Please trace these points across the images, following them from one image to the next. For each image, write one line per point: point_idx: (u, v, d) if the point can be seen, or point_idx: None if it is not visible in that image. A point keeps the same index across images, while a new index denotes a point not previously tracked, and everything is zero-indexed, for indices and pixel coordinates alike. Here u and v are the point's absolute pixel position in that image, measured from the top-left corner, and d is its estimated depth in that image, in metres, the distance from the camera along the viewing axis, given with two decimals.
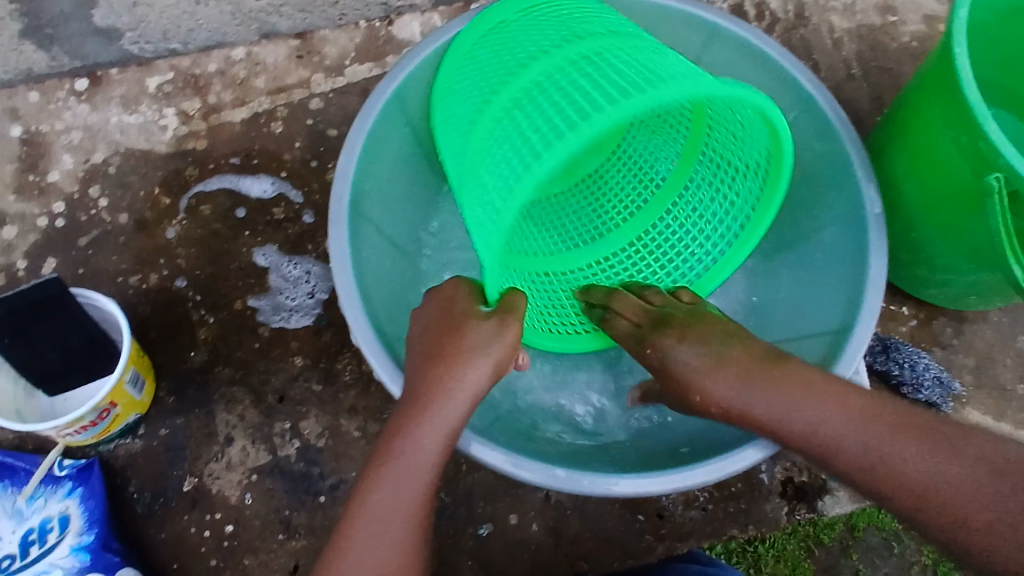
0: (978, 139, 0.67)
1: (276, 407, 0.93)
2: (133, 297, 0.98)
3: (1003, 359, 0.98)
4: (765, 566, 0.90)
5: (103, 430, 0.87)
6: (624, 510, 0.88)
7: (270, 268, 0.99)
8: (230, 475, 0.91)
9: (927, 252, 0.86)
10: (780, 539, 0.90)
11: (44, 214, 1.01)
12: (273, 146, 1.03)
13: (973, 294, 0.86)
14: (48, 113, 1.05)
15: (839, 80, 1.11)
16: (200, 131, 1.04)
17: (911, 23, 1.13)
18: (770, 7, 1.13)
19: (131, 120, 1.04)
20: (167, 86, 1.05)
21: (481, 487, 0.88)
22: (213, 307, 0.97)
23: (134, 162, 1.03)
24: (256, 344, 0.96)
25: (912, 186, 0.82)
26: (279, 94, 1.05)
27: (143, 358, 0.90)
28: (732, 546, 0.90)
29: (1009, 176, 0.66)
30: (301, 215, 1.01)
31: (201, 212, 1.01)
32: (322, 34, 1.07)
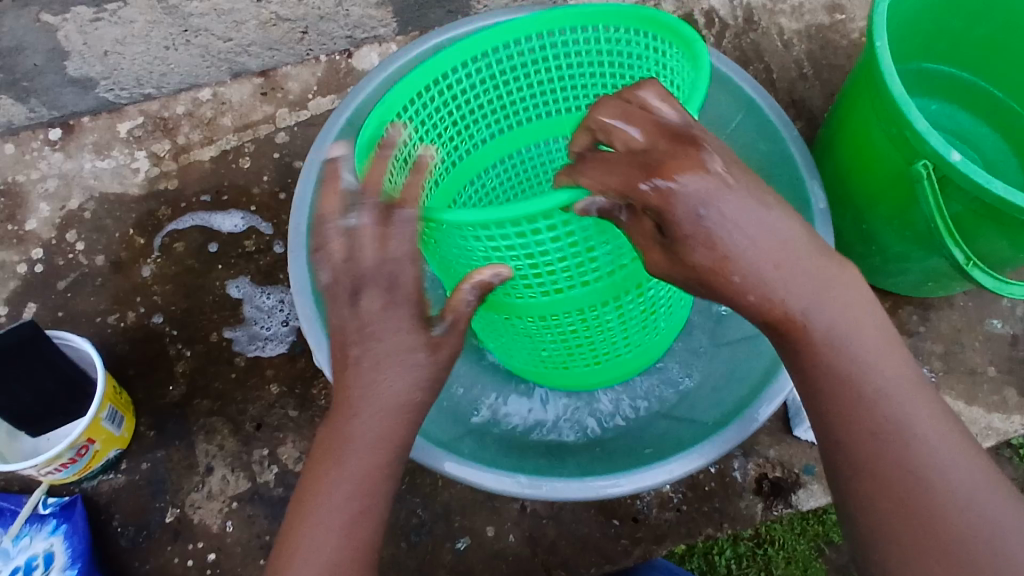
0: (904, 128, 0.70)
1: (254, 435, 0.95)
2: (111, 335, 1.00)
3: (971, 343, 0.99)
4: (779, 568, 0.93)
5: (83, 467, 0.89)
6: (599, 515, 0.89)
7: (243, 299, 1.01)
8: (211, 504, 0.93)
9: (877, 243, 0.88)
10: (790, 539, 0.93)
11: (23, 261, 1.04)
12: (242, 181, 1.06)
13: (929, 281, 0.88)
14: (24, 163, 1.09)
15: (791, 80, 1.13)
16: (171, 171, 1.07)
17: (859, 19, 1.16)
18: (719, 14, 1.16)
19: (105, 165, 1.08)
20: (137, 130, 1.10)
21: (457, 500, 0.89)
22: (189, 340, 0.99)
23: (108, 205, 1.06)
24: (232, 374, 0.98)
25: (854, 179, 0.84)
26: (245, 130, 1.09)
27: (121, 395, 0.92)
28: (742, 549, 0.94)
29: (937, 161, 0.68)
30: (272, 246, 1.03)
31: (175, 249, 1.03)
32: (286, 70, 1.11)
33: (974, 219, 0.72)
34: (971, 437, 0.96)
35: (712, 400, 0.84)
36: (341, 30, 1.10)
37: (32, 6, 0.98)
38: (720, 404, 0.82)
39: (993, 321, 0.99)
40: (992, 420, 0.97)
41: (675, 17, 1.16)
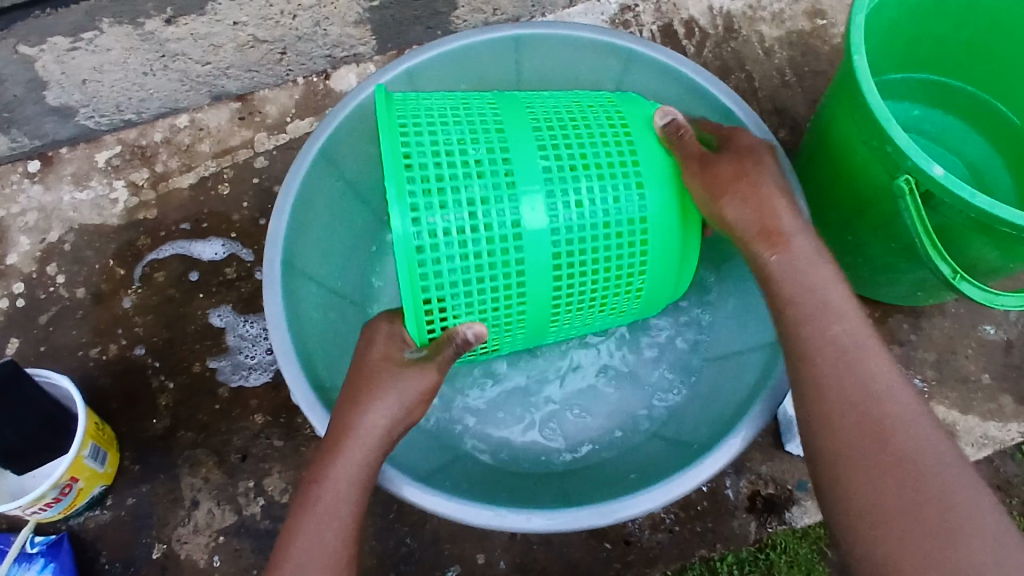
0: (885, 143, 0.69)
1: (239, 466, 0.94)
2: (94, 369, 0.99)
3: (964, 350, 0.97)
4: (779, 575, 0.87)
5: (68, 505, 0.88)
6: (590, 539, 0.87)
7: (226, 328, 1.00)
8: (197, 539, 0.92)
9: (864, 254, 0.86)
10: (791, 543, 0.87)
11: (4, 296, 1.03)
12: (221, 209, 1.05)
13: (919, 291, 0.86)
14: (3, 197, 1.08)
15: (773, 88, 1.12)
16: (150, 200, 1.06)
17: (841, 23, 1.14)
18: (699, 23, 1.15)
19: (83, 196, 1.07)
20: (115, 160, 1.09)
21: (444, 528, 0.88)
22: (172, 372, 0.98)
23: (88, 237, 1.05)
24: (216, 406, 0.97)
25: (837, 192, 0.83)
26: (224, 157, 1.08)
27: (103, 430, 0.92)
28: (744, 555, 0.87)
29: (919, 176, 0.67)
30: (253, 273, 1.02)
31: (155, 279, 1.02)
32: (263, 94, 1.11)
33: (960, 232, 0.71)
34: (967, 446, 0.94)
35: (700, 421, 0.83)
36: (318, 50, 1.09)
37: (9, 39, 0.89)
38: (706, 426, 0.81)
39: (985, 327, 0.97)
40: (987, 429, 0.95)
41: (654, 26, 1.15)
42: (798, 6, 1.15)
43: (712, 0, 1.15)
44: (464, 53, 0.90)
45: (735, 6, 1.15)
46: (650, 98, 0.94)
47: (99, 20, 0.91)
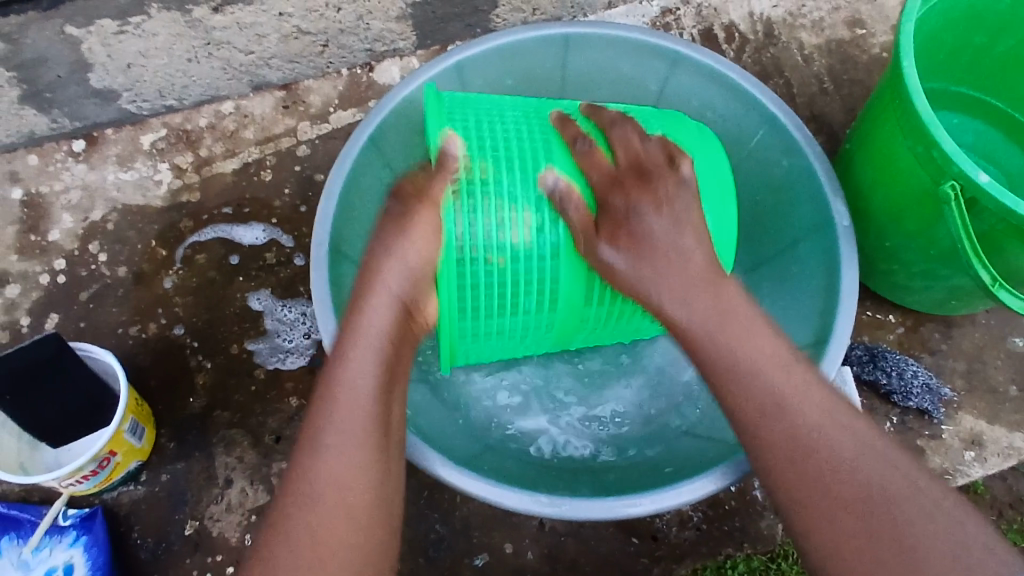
0: (931, 148, 0.69)
1: (273, 447, 0.95)
2: (133, 346, 1.01)
3: (994, 361, 0.98)
4: None
5: (104, 478, 0.89)
6: (619, 533, 0.88)
7: (264, 312, 1.01)
8: (229, 517, 0.93)
9: (901, 260, 0.87)
10: None
11: (46, 271, 1.05)
12: (263, 194, 1.07)
13: (953, 298, 0.87)
14: (48, 175, 1.10)
15: (811, 96, 1.13)
16: (193, 183, 1.08)
17: (879, 35, 1.16)
18: (739, 29, 1.16)
19: (127, 177, 1.09)
20: (159, 143, 1.11)
21: (475, 516, 0.89)
22: (210, 352, 1.00)
23: (131, 217, 1.07)
24: (252, 387, 0.98)
25: (877, 197, 0.84)
26: (267, 143, 1.10)
27: (142, 407, 0.93)
28: (756, 563, 0.87)
29: (965, 183, 0.68)
30: (292, 258, 1.04)
31: (196, 261, 1.04)
32: (307, 83, 1.13)
33: (1002, 239, 0.71)
34: (993, 456, 0.95)
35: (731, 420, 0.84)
36: (363, 43, 1.11)
37: (56, 19, 0.91)
38: None
39: (1016, 339, 0.98)
40: (1014, 440, 0.96)
41: (695, 31, 1.16)
42: (837, 16, 1.16)
43: (752, 7, 1.17)
44: (511, 48, 0.91)
45: (775, 13, 1.17)
46: (692, 100, 0.95)
47: (148, 5, 0.94)
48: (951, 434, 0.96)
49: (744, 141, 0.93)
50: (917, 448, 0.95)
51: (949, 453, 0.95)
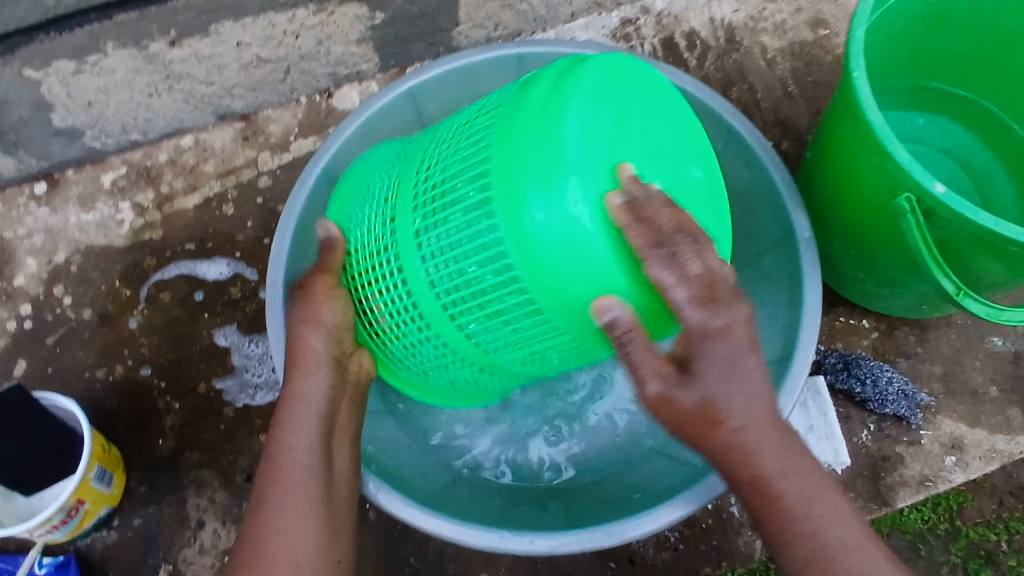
0: (886, 160, 0.68)
1: (244, 487, 0.94)
2: (100, 390, 1.00)
3: (972, 362, 0.96)
4: None
5: (74, 527, 0.88)
6: (596, 558, 0.87)
7: (231, 348, 1.00)
8: (203, 559, 0.92)
9: (868, 269, 0.86)
10: None
11: (12, 317, 1.04)
12: (226, 228, 1.06)
13: (924, 304, 0.86)
14: (11, 219, 1.09)
15: (776, 99, 1.12)
16: (155, 221, 1.07)
17: (843, 34, 1.14)
18: (701, 36, 1.15)
19: (90, 218, 1.08)
20: (120, 181, 1.10)
21: (449, 548, 0.88)
22: (178, 393, 0.99)
23: (95, 258, 1.06)
24: (221, 426, 0.97)
25: (840, 208, 0.83)
26: (228, 176, 1.09)
27: (110, 452, 0.92)
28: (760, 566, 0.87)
29: (920, 194, 0.67)
30: (257, 292, 1.03)
31: (161, 300, 1.03)
32: (266, 114, 1.12)
33: (964, 248, 0.70)
34: (974, 460, 0.94)
35: None
36: (323, 67, 1.09)
37: (15, 62, 0.95)
38: None
39: (994, 339, 0.96)
40: (995, 442, 0.94)
41: (656, 40, 1.15)
42: (799, 17, 1.15)
43: (713, 13, 1.16)
44: (464, 71, 0.90)
45: (736, 18, 1.16)
46: None
47: (103, 43, 0.96)
48: (930, 439, 0.94)
49: None
50: (894, 454, 0.94)
51: (929, 458, 0.94)
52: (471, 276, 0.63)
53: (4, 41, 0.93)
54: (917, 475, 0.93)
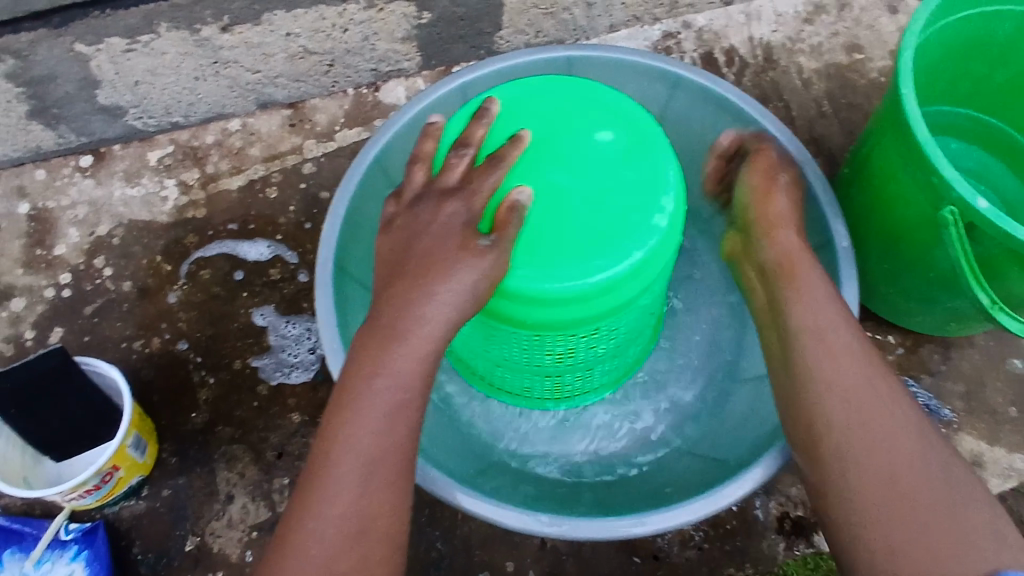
0: (931, 175, 0.71)
1: (275, 463, 0.95)
2: (136, 362, 1.01)
3: (994, 383, 0.99)
4: None
5: (106, 493, 0.89)
6: (621, 552, 0.88)
7: (268, 328, 1.02)
8: (230, 533, 0.93)
9: (901, 284, 0.88)
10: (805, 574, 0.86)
11: (51, 285, 1.05)
12: (268, 211, 1.08)
13: (952, 322, 0.88)
14: (55, 190, 1.11)
15: (810, 118, 1.15)
16: (199, 200, 1.09)
17: (877, 59, 1.18)
18: (739, 53, 1.19)
19: (134, 193, 1.10)
20: (166, 159, 1.12)
21: (476, 535, 0.89)
22: (213, 368, 1.00)
23: (137, 232, 1.08)
24: (254, 403, 0.98)
25: (878, 223, 0.85)
26: (273, 161, 1.11)
27: (145, 422, 0.93)
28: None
29: (964, 208, 0.69)
30: (296, 274, 1.04)
31: (200, 276, 1.05)
32: (314, 102, 1.15)
33: (1002, 264, 0.73)
34: (993, 477, 0.95)
35: (733, 440, 0.84)
36: (368, 63, 1.12)
37: (67, 37, 0.93)
38: (740, 444, 0.82)
39: (1016, 361, 0.99)
40: (1016, 462, 0.96)
41: (695, 55, 1.19)
42: (836, 41, 1.19)
43: (752, 32, 1.20)
44: (517, 71, 0.93)
45: (774, 39, 1.19)
46: (694, 123, 0.96)
47: (157, 24, 0.96)
48: None
49: None
50: None
51: None
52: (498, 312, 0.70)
53: (57, 14, 0.91)
54: None
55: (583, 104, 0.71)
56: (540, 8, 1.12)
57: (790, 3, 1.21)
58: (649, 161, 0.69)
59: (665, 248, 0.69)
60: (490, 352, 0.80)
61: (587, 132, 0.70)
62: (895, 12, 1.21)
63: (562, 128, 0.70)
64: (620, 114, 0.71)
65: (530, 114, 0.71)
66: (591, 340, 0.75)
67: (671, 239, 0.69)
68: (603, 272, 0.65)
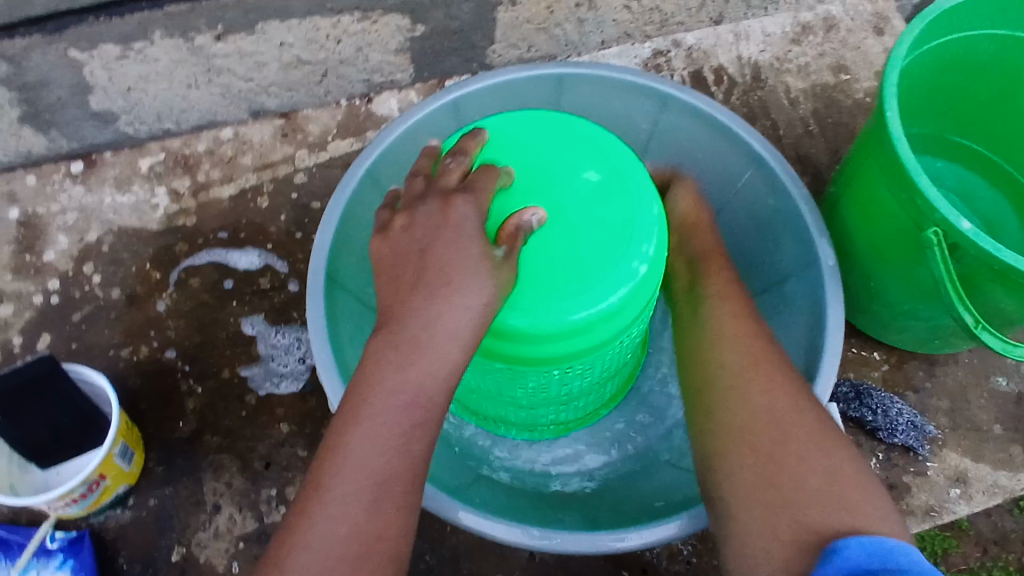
0: (915, 196, 0.73)
1: (263, 473, 0.95)
2: (124, 369, 1.01)
3: (974, 400, 1.01)
4: None
5: (92, 502, 0.89)
6: (608, 565, 0.89)
7: (257, 337, 1.02)
8: (217, 543, 0.92)
9: (886, 300, 0.90)
10: None
11: (40, 291, 1.05)
12: (260, 220, 1.08)
13: (935, 337, 0.90)
14: (45, 196, 1.11)
15: (797, 137, 1.17)
16: (190, 208, 1.09)
17: (863, 80, 1.20)
18: (728, 71, 1.21)
19: (125, 200, 1.10)
20: (158, 167, 1.12)
21: (464, 547, 0.90)
22: (201, 376, 1.00)
23: (127, 239, 1.08)
24: (242, 413, 0.98)
25: (864, 239, 0.87)
26: (265, 170, 1.11)
27: (132, 431, 0.93)
28: None
29: (947, 228, 0.71)
30: (287, 284, 1.05)
31: (190, 285, 1.05)
32: (306, 113, 1.16)
33: (982, 283, 0.75)
34: (977, 494, 0.97)
35: None
36: (360, 74, 1.13)
37: (60, 43, 0.93)
38: None
39: (996, 378, 1.01)
40: (998, 477, 0.97)
41: (685, 72, 1.21)
42: (822, 61, 1.21)
43: (740, 51, 1.22)
44: (509, 86, 0.94)
45: (763, 58, 1.21)
46: (683, 140, 0.98)
47: (151, 32, 0.96)
48: (937, 471, 0.98)
49: (733, 181, 0.96)
50: (901, 483, 0.97)
51: (933, 489, 0.97)
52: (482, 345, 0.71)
53: (51, 20, 0.91)
54: (923, 504, 0.96)
55: (570, 143, 0.74)
56: (532, 23, 1.13)
57: (778, 23, 1.24)
58: (633, 200, 0.71)
59: (647, 285, 0.71)
60: (468, 380, 0.81)
61: (573, 171, 0.72)
62: (880, 33, 1.23)
63: (548, 168, 0.72)
64: (606, 152, 0.73)
65: (519, 150, 0.73)
66: (574, 373, 0.77)
67: (652, 276, 0.72)
68: (583, 311, 0.68)
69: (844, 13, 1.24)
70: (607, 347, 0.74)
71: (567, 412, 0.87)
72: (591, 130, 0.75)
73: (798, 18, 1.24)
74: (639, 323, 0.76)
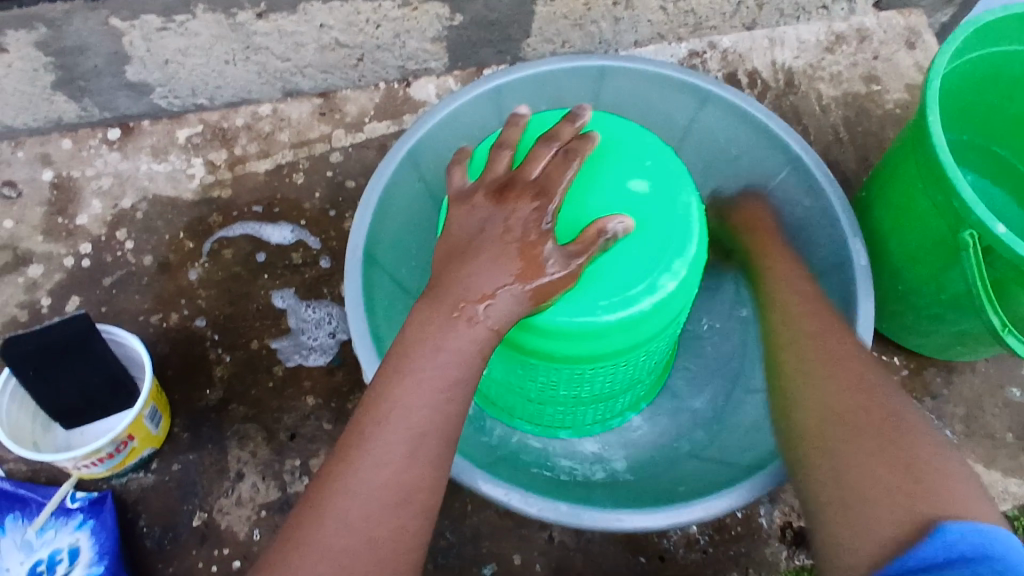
0: (952, 198, 0.74)
1: (287, 444, 0.96)
2: (153, 335, 1.01)
3: (992, 408, 1.02)
4: None
5: (118, 463, 0.90)
6: (626, 551, 0.90)
7: (287, 311, 1.02)
8: (239, 511, 0.93)
9: (913, 303, 0.91)
10: None
11: (71, 254, 1.06)
12: (294, 196, 1.09)
13: (959, 344, 0.91)
14: (80, 160, 1.12)
15: (827, 143, 1.18)
16: (225, 180, 1.10)
17: (894, 91, 1.22)
18: (762, 76, 1.22)
19: (160, 169, 1.11)
20: (195, 138, 1.13)
21: (486, 526, 0.90)
22: (230, 346, 1.00)
23: (161, 208, 1.08)
24: (270, 384, 0.99)
25: (897, 241, 0.88)
26: (301, 147, 1.13)
27: (161, 395, 0.94)
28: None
29: (982, 232, 0.72)
30: (318, 260, 1.05)
31: (223, 256, 1.05)
32: (344, 94, 1.17)
33: (1014, 288, 0.75)
34: None
35: (742, 446, 0.86)
36: (396, 59, 1.14)
37: (102, 10, 0.94)
38: (749, 449, 0.84)
39: (1013, 389, 1.03)
40: (1009, 484, 0.98)
41: (719, 74, 1.22)
42: (854, 71, 1.23)
43: (775, 57, 1.23)
44: (549, 76, 0.95)
45: (796, 64, 1.23)
46: (718, 138, 0.99)
47: (194, 5, 0.96)
48: None
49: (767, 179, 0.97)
50: None
51: None
52: (541, 348, 0.73)
53: None
54: None
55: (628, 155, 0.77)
56: (570, 19, 1.14)
57: (812, 31, 1.25)
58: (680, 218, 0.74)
59: (675, 304, 0.73)
60: (494, 370, 0.83)
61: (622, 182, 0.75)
62: (911, 47, 1.25)
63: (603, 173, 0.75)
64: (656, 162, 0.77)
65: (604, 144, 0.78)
66: (586, 378, 0.78)
67: (681, 295, 0.73)
68: (612, 313, 0.70)
69: (877, 25, 1.26)
70: (641, 348, 0.76)
71: (579, 410, 0.89)
72: (652, 145, 0.78)
73: (831, 28, 1.26)
74: (659, 339, 0.77)
